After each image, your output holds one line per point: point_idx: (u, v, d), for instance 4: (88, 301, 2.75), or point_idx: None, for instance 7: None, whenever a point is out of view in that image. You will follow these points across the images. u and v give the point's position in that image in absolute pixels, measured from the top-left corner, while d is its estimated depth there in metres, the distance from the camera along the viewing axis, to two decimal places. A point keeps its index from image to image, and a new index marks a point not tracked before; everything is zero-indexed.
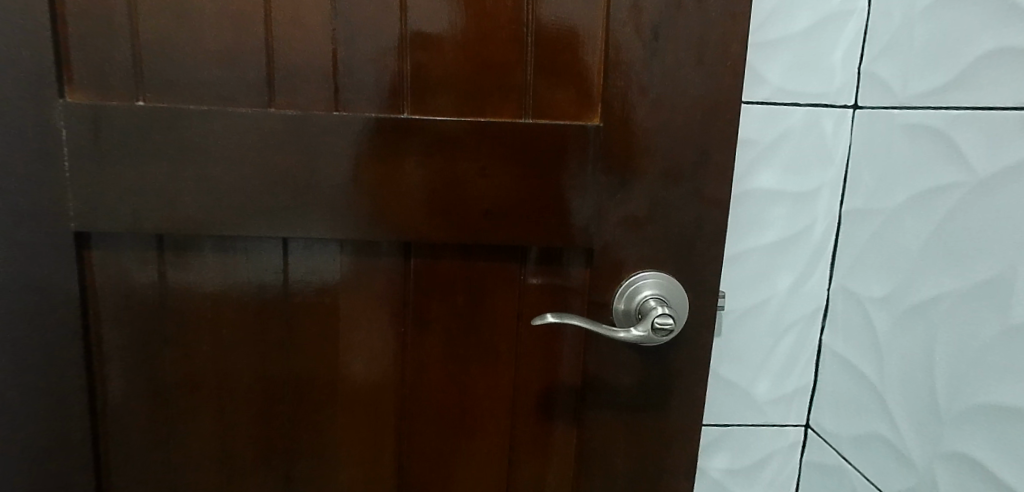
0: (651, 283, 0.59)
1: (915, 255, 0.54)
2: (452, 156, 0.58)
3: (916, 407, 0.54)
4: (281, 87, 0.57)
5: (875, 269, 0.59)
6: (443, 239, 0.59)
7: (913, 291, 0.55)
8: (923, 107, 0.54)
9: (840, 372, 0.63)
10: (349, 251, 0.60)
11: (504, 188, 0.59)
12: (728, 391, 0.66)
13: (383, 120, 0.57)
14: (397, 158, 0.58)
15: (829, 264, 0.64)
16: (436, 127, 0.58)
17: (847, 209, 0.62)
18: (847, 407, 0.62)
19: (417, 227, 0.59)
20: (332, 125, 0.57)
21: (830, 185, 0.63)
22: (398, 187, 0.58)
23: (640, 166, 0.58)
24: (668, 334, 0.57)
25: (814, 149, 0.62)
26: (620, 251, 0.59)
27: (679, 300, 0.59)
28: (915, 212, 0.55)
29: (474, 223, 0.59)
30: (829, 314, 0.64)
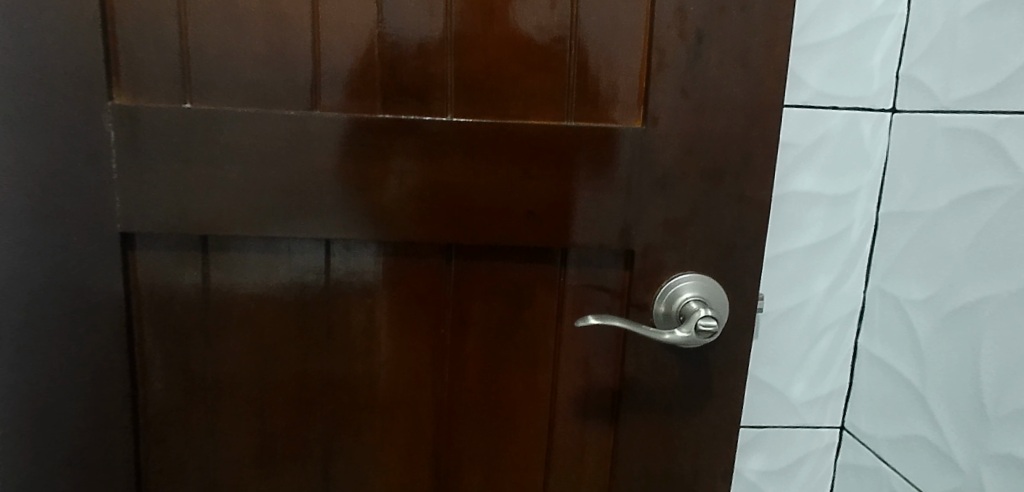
0: (691, 285, 0.59)
1: (959, 257, 0.55)
2: (496, 158, 0.58)
3: (959, 409, 0.54)
4: (327, 88, 0.57)
5: (915, 272, 0.59)
6: (485, 241, 0.60)
7: (957, 293, 0.55)
8: (967, 111, 0.55)
9: (878, 373, 0.63)
10: (390, 252, 0.61)
11: (547, 191, 0.59)
12: (764, 393, 0.67)
13: (427, 123, 0.58)
14: (440, 160, 0.58)
15: (865, 267, 0.64)
16: (479, 129, 0.58)
17: (884, 212, 0.62)
18: (886, 408, 0.62)
19: (460, 228, 0.59)
20: (377, 127, 0.57)
21: (868, 188, 0.63)
22: (440, 189, 0.58)
23: (683, 169, 0.58)
24: (711, 335, 0.57)
25: (853, 152, 0.62)
26: (661, 252, 0.59)
27: (720, 303, 0.59)
28: (958, 215, 0.55)
29: (515, 225, 0.59)
30: (866, 316, 0.65)
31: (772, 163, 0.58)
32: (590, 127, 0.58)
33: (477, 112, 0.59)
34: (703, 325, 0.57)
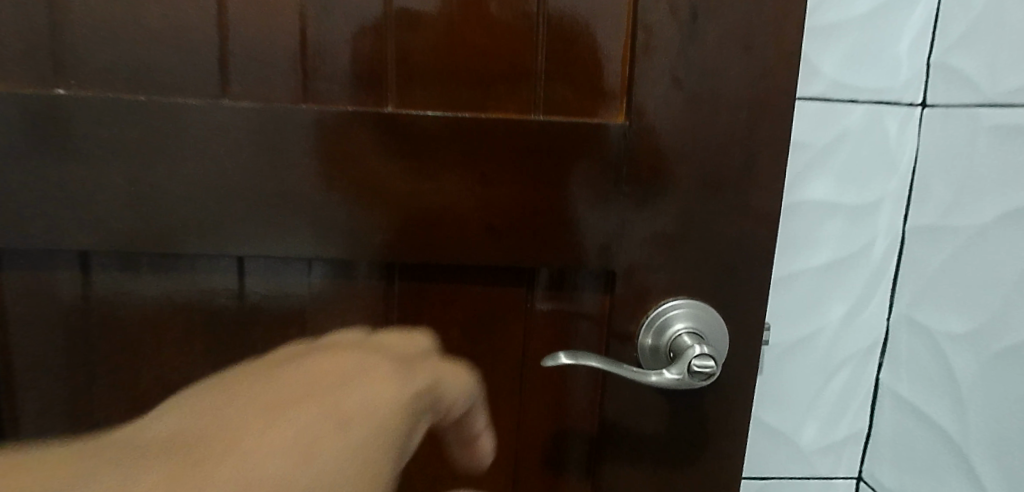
0: (687, 314, 0.49)
1: (1008, 287, 0.45)
2: (446, 158, 0.48)
3: (1007, 473, 0.45)
4: (240, 70, 0.46)
5: (953, 300, 0.49)
6: (436, 259, 0.49)
7: (1006, 330, 0.45)
8: (1019, 105, 0.45)
9: (907, 419, 0.54)
10: (322, 272, 0.50)
11: (510, 199, 0.48)
12: (769, 438, 0.57)
13: (360, 115, 0.47)
14: (377, 161, 0.47)
15: (889, 290, 0.55)
16: (427, 123, 0.48)
17: (913, 226, 0.53)
18: (916, 461, 0.52)
19: (404, 242, 0.49)
20: (298, 120, 0.47)
21: (892, 198, 0.53)
22: (378, 196, 0.48)
23: (674, 172, 0.48)
24: (709, 378, 0.46)
25: (875, 154, 0.52)
26: (648, 273, 0.49)
27: (718, 337, 0.49)
28: (1005, 236, 0.45)
29: (471, 240, 0.49)
30: (890, 347, 0.55)
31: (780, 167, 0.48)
32: (561, 122, 0.48)
33: (424, 102, 0.48)
34: (698, 366, 0.46)
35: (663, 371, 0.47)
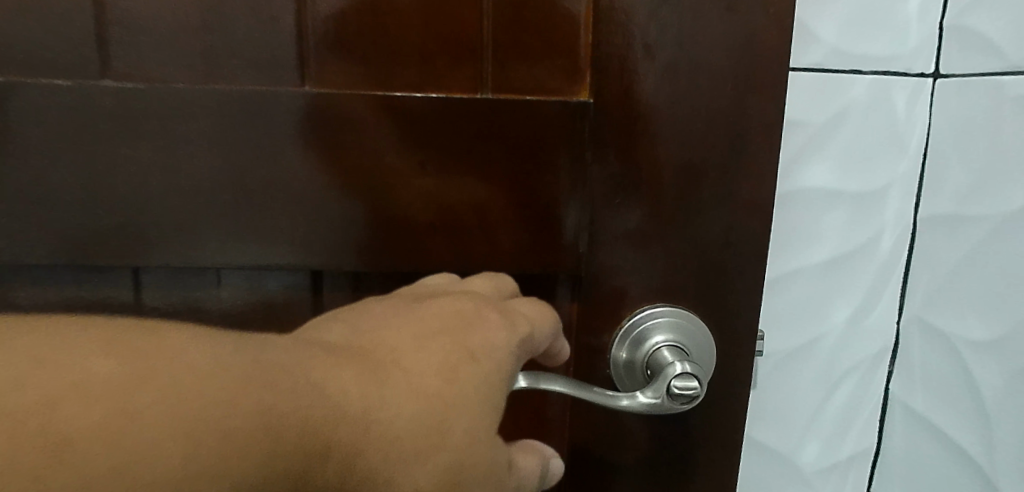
0: (666, 324, 0.42)
1: None
2: (378, 147, 0.41)
3: None
4: (123, 45, 0.39)
5: (975, 303, 0.44)
6: (369, 267, 0.43)
7: None
8: None
9: (919, 434, 0.48)
10: (234, 282, 0.44)
11: (459, 194, 0.41)
12: (764, 460, 0.50)
13: (269, 98, 0.39)
14: (293, 153, 0.40)
15: (899, 288, 0.48)
16: (351, 107, 0.40)
17: (926, 214, 0.46)
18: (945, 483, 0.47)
19: (333, 248, 0.42)
20: (194, 105, 0.39)
21: (903, 183, 0.46)
22: (299, 194, 0.41)
23: (646, 159, 0.40)
24: (692, 401, 0.39)
25: (883, 133, 0.45)
26: (619, 278, 0.42)
27: (702, 350, 0.42)
28: None
29: (410, 243, 0.42)
30: (900, 353, 0.48)
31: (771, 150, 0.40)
32: (516, 100, 0.41)
33: (348, 80, 0.41)
34: (679, 387, 0.38)
35: (637, 393, 0.39)
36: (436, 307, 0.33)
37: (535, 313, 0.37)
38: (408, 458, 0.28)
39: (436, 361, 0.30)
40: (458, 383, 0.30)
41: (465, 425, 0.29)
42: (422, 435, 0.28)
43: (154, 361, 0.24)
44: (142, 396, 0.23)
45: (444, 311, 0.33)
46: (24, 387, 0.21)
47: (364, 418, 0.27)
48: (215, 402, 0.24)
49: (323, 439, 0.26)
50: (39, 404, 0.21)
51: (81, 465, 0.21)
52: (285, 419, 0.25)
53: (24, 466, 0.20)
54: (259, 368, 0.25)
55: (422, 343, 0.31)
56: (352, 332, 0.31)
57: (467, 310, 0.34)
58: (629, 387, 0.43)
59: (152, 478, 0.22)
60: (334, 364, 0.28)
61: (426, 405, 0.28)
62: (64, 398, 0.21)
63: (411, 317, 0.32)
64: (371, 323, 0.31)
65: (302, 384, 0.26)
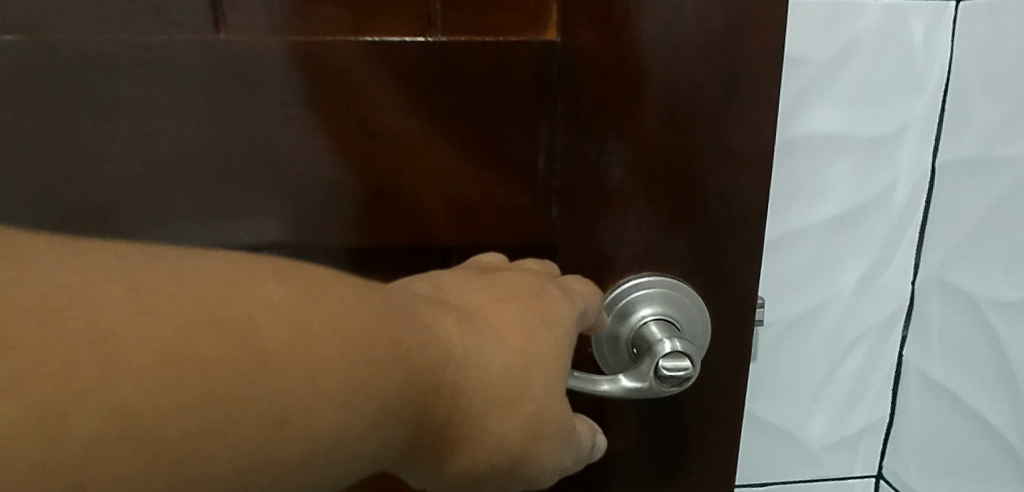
0: (655, 295, 0.36)
1: None
2: (316, 108, 0.35)
3: None
4: None
5: (999, 258, 0.38)
6: (315, 246, 0.38)
7: None
8: None
9: (937, 404, 0.43)
10: None
11: (418, 160, 0.37)
12: (768, 437, 0.46)
13: (179, 54, 0.34)
14: (213, 118, 0.35)
15: (915, 241, 0.43)
16: (273, 62, 0.34)
17: (945, 159, 0.41)
18: (966, 463, 0.42)
19: (268, 226, 0.37)
20: (86, 64, 0.33)
21: (920, 124, 0.41)
22: (225, 164, 0.35)
23: (626, 109, 0.34)
24: (682, 384, 0.34)
25: (899, 68, 0.39)
26: (597, 248, 0.36)
27: (693, 324, 0.37)
28: None
29: (358, 217, 0.37)
30: (917, 314, 0.44)
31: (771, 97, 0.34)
32: (473, 43, 0.35)
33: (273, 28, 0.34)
34: (669, 369, 0.34)
35: (622, 375, 0.34)
36: (501, 278, 0.30)
37: (589, 289, 0.34)
38: (495, 408, 0.25)
39: (517, 322, 0.27)
40: (539, 344, 0.27)
41: (547, 380, 0.26)
42: (509, 384, 0.25)
43: (327, 287, 0.20)
44: (325, 322, 0.19)
45: (512, 280, 0.30)
46: (221, 300, 0.18)
47: (466, 366, 0.24)
48: (376, 334, 0.21)
49: (441, 381, 0.23)
50: (240, 319, 0.18)
51: (280, 387, 0.18)
52: (420, 358, 0.22)
53: (222, 372, 0.17)
54: (390, 304, 0.23)
55: (502, 305, 0.27)
56: (434, 290, 0.27)
57: (535, 280, 0.31)
58: (613, 366, 0.38)
59: (334, 408, 0.19)
60: (437, 312, 0.25)
61: (512, 360, 0.25)
62: (260, 315, 0.18)
63: (483, 282, 0.29)
64: (450, 283, 0.28)
65: (421, 325, 0.23)
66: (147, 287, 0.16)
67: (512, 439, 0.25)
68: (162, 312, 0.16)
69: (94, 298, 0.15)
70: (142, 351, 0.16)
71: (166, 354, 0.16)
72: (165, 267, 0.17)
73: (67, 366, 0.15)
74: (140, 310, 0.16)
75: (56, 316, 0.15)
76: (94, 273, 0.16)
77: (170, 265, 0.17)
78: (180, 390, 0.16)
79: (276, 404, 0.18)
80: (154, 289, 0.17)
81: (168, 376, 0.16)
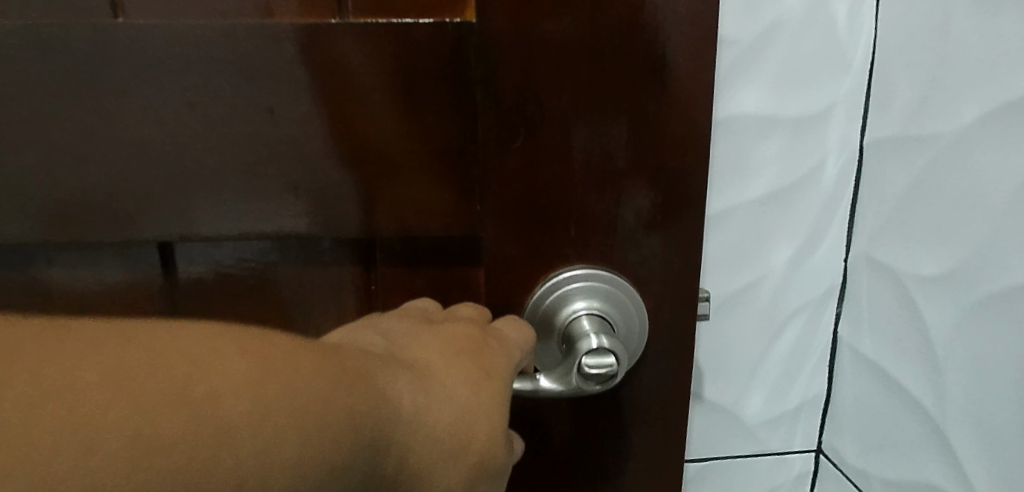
0: (591, 289, 0.35)
1: (997, 212, 0.34)
2: (217, 90, 0.33)
3: (991, 447, 0.36)
4: None
5: (921, 234, 0.39)
6: (225, 236, 0.37)
7: (989, 276, 0.35)
8: None
9: (866, 379, 0.44)
10: (86, 260, 0.39)
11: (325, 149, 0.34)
12: (707, 414, 0.47)
13: (67, 34, 0.32)
14: (107, 102, 0.33)
15: (845, 219, 0.44)
16: (168, 42, 0.32)
17: (872, 138, 0.41)
18: (896, 439, 0.42)
19: (187, 219, 0.36)
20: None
21: (846, 104, 0.41)
22: (135, 158, 0.34)
23: (548, 91, 0.31)
24: (610, 382, 0.32)
25: (822, 49, 0.39)
26: (526, 249, 0.34)
27: (629, 324, 0.35)
28: (989, 140, 0.34)
29: (269, 208, 0.36)
30: (848, 291, 0.45)
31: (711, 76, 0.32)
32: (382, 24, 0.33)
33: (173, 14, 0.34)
34: (593, 365, 0.32)
35: (541, 376, 0.33)
36: (447, 330, 0.31)
37: (522, 336, 0.33)
38: (443, 459, 0.27)
39: (463, 377, 0.28)
40: (481, 400, 0.28)
41: (489, 429, 0.28)
42: (456, 437, 0.27)
43: (294, 358, 0.22)
44: (281, 389, 0.20)
45: (456, 334, 0.31)
46: (193, 377, 0.19)
47: (417, 423, 0.26)
48: (339, 401, 0.22)
49: (393, 439, 0.25)
50: (206, 395, 0.19)
51: (243, 459, 0.19)
52: (364, 415, 0.23)
53: (192, 449, 0.18)
54: (353, 369, 0.24)
55: (455, 364, 0.29)
56: (389, 344, 0.29)
57: (478, 334, 0.31)
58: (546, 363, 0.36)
59: (292, 474, 0.20)
60: (393, 369, 0.26)
61: (460, 414, 0.27)
62: (227, 391, 0.19)
63: (431, 337, 0.30)
64: (404, 335, 0.30)
65: (381, 390, 0.24)
66: (124, 371, 0.18)
67: (457, 484, 0.27)
68: (139, 395, 0.17)
69: (74, 386, 0.17)
70: (117, 435, 0.17)
71: (139, 434, 0.17)
72: (139, 356, 0.18)
73: (41, 454, 0.15)
74: (113, 395, 0.17)
75: (34, 409, 0.16)
76: (75, 360, 0.17)
77: (138, 344, 0.18)
78: (151, 469, 0.17)
79: (239, 479, 0.18)
80: (125, 373, 0.18)
81: (137, 456, 0.17)
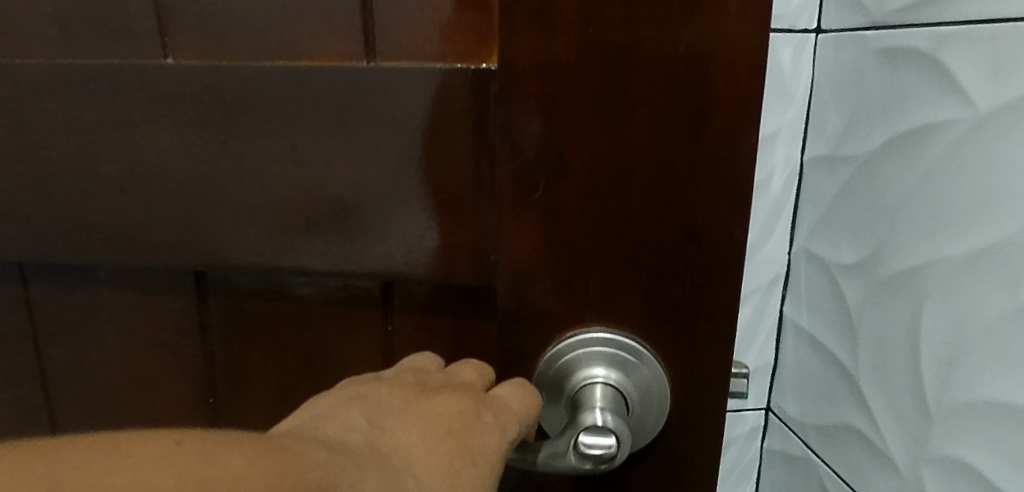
0: (609, 359, 0.36)
1: (898, 208, 0.43)
2: (254, 131, 0.37)
3: (901, 398, 0.44)
4: (25, 38, 0.40)
5: (845, 229, 0.48)
6: (253, 264, 0.40)
7: (890, 259, 0.44)
8: (902, 26, 0.41)
9: (806, 350, 0.53)
10: (146, 277, 0.44)
11: (341, 189, 0.38)
12: None
13: (127, 78, 0.38)
14: (151, 134, 0.38)
15: (789, 224, 0.52)
16: (215, 89, 0.37)
17: (810, 156, 0.50)
18: (826, 397, 0.51)
19: (227, 243, 0.40)
20: (56, 83, 0.38)
21: (791, 129, 0.50)
22: (196, 187, 0.39)
23: (568, 145, 0.33)
24: (609, 462, 0.32)
25: (771, 87, 0.48)
26: (538, 293, 0.36)
27: (646, 402, 0.37)
28: (893, 156, 0.43)
29: (296, 244, 0.39)
30: (792, 280, 0.54)
31: (737, 140, 0.33)
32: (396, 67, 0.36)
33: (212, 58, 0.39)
34: (591, 443, 0.32)
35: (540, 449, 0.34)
36: (437, 404, 0.30)
37: (525, 408, 0.33)
38: None
39: (443, 464, 0.27)
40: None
41: None
42: None
43: (237, 474, 0.19)
44: None
45: (444, 409, 0.30)
46: None
47: None
48: None
49: None
50: None
51: None
52: None
53: None
54: (317, 474, 0.21)
55: (434, 447, 0.28)
56: (366, 429, 0.27)
57: (469, 409, 0.31)
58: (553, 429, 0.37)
59: None
60: (365, 469, 0.24)
61: None
62: None
63: (415, 412, 0.29)
64: (385, 421, 0.28)
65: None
66: None
67: None
68: None
69: None
70: None
71: None
72: (40, 454, 0.18)
73: None
74: None
75: None
76: None
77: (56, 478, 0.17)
78: None
79: None
80: None
81: None
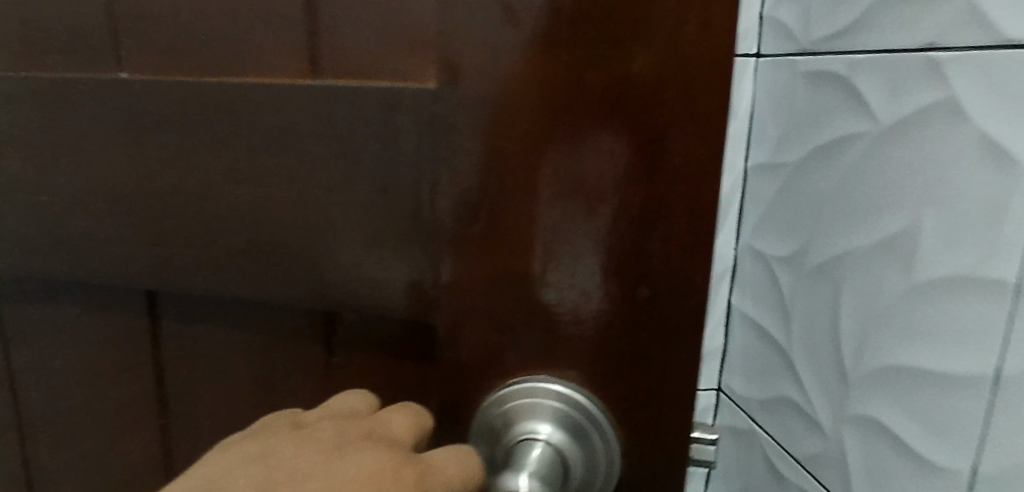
0: (559, 416, 0.34)
1: (821, 204, 0.47)
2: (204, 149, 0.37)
3: (823, 373, 0.48)
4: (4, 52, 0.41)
5: (780, 224, 0.52)
6: (203, 283, 0.41)
7: (814, 251, 0.48)
8: (823, 53, 0.46)
9: (748, 334, 0.57)
10: (106, 294, 0.45)
11: (284, 210, 0.37)
12: None
13: (88, 93, 0.39)
14: (101, 148, 0.39)
15: (733, 222, 0.57)
16: (170, 107, 0.38)
17: (752, 163, 0.54)
18: (764, 374, 0.55)
19: (180, 257, 0.40)
20: (30, 96, 0.40)
21: (735, 138, 0.55)
22: (150, 201, 0.39)
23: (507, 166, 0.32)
24: None
25: None
26: (483, 313, 0.35)
27: (588, 470, 0.34)
28: (818, 159, 0.47)
29: (244, 264, 0.39)
30: (737, 275, 0.58)
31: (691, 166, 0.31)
32: (334, 86, 0.35)
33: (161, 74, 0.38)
34: None
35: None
36: (349, 463, 0.31)
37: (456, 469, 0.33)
38: None
39: None
40: None
41: None
42: None
43: None
44: None
45: (353, 468, 0.31)
46: None
47: None
48: None
49: None
50: None
51: None
52: None
53: None
54: None
55: None
56: None
57: (383, 467, 0.31)
58: None
59: None
60: None
61: None
62: None
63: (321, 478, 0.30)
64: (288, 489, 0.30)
65: None
66: None
67: None
68: None
69: None
70: None
71: None
72: None
73: None
74: None
75: None
76: None
77: None
78: None
79: None
80: None
81: None
